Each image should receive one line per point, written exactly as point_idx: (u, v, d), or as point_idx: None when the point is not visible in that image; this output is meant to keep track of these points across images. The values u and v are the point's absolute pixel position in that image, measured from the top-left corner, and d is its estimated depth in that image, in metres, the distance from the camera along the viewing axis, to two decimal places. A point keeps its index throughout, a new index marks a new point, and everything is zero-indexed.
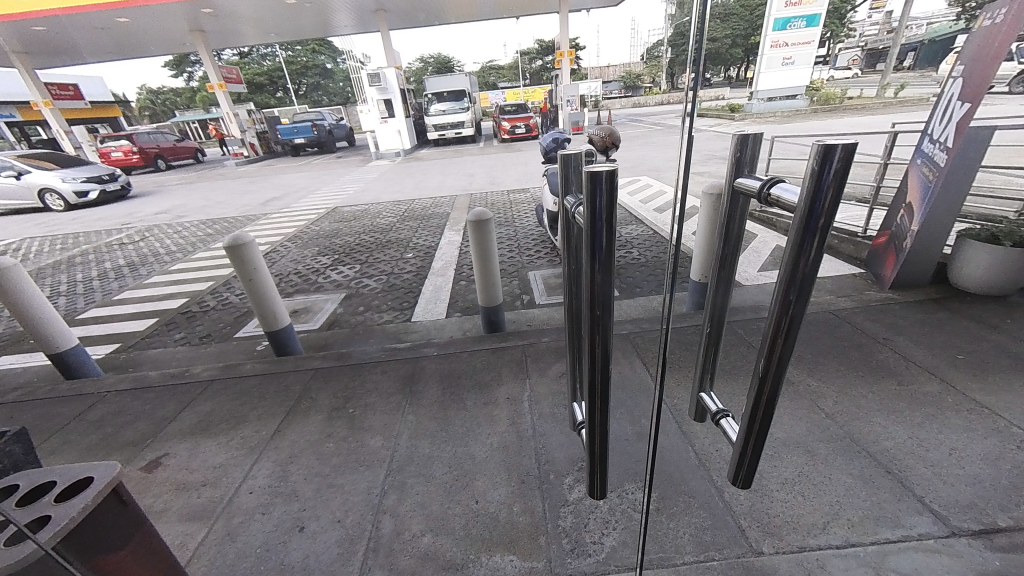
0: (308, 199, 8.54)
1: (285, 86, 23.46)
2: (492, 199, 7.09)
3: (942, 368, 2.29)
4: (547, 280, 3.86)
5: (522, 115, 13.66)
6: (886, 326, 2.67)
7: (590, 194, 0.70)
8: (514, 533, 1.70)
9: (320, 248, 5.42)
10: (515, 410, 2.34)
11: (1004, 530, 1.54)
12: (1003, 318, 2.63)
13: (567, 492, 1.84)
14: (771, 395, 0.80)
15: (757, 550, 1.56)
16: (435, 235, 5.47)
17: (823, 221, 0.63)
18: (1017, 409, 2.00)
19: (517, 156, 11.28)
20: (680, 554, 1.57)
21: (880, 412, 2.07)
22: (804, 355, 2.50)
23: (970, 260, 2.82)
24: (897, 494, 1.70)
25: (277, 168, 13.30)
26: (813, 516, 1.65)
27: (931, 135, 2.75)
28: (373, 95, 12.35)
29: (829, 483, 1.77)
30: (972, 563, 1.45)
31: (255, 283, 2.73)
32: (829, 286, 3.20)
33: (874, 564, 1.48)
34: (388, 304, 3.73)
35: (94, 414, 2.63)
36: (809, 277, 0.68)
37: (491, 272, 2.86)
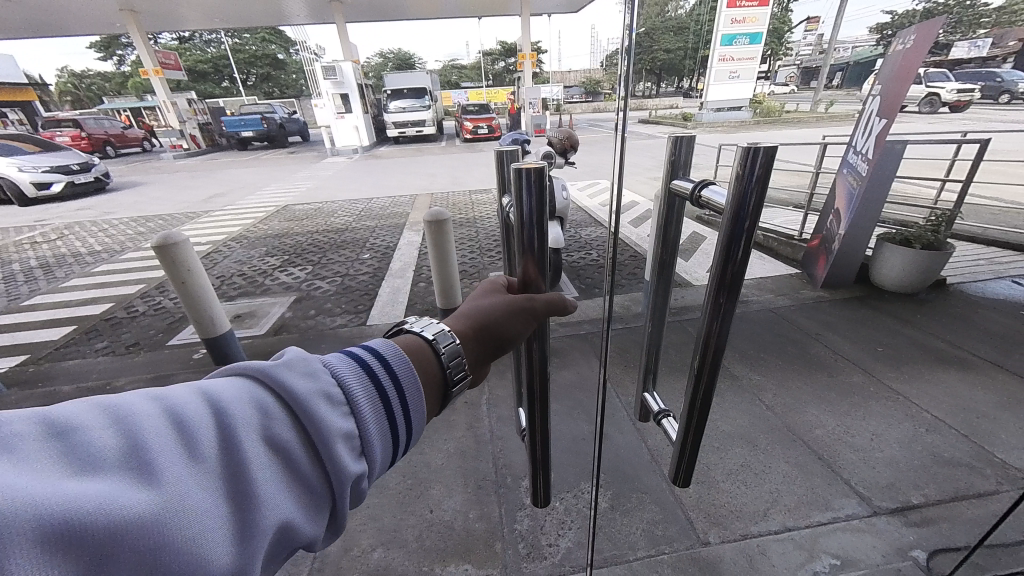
0: (256, 196, 8.05)
1: (231, 74, 21.92)
2: (454, 199, 6.99)
3: (865, 361, 2.53)
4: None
5: (486, 116, 13.64)
6: (816, 322, 2.91)
7: (517, 195, 0.72)
8: (470, 542, 1.68)
9: (269, 249, 5.11)
10: (474, 415, 2.32)
11: (917, 506, 1.72)
12: (912, 313, 2.95)
13: (524, 496, 1.85)
14: (706, 394, 0.84)
15: (704, 541, 1.64)
16: (394, 236, 5.32)
17: (749, 223, 0.67)
18: (924, 395, 2.25)
19: (480, 157, 11.23)
20: (633, 550, 1.62)
21: (812, 402, 2.26)
22: (746, 352, 2.67)
23: (889, 260, 3.14)
24: (828, 479, 1.85)
25: (224, 162, 12.43)
26: (755, 504, 1.77)
27: (855, 147, 3.04)
28: (329, 89, 11.81)
29: (768, 472, 1.90)
30: (890, 539, 1.61)
31: (188, 285, 2.54)
32: (767, 286, 3.45)
33: (807, 547, 1.60)
34: (342, 307, 3.59)
35: None
36: (738, 278, 0.73)
37: (450, 273, 2.84)
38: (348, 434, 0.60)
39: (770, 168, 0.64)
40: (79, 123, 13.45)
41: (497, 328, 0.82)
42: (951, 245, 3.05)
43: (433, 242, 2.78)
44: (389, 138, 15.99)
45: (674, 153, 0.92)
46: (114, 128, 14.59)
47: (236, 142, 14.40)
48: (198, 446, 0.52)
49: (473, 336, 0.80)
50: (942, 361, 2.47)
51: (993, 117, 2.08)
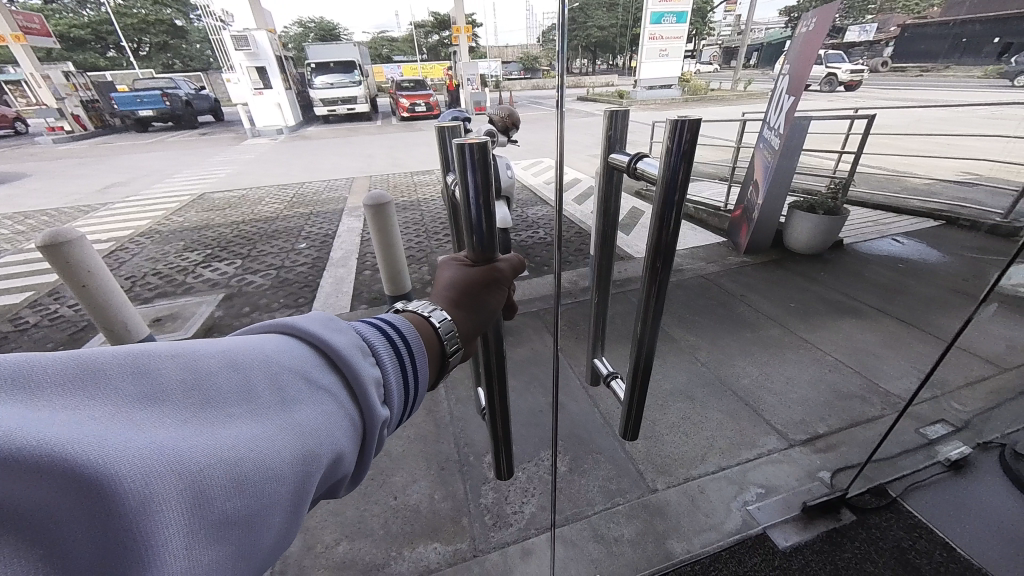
0: (165, 184, 7.13)
1: (116, 41, 18.83)
2: (395, 181, 6.67)
3: (782, 315, 2.84)
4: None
5: (423, 92, 13.04)
6: (742, 285, 3.21)
7: (461, 171, 0.70)
8: (437, 521, 1.70)
9: (187, 243, 4.58)
10: (433, 400, 2.31)
11: (823, 435, 2.00)
12: (817, 272, 3.34)
13: (487, 470, 1.89)
14: (647, 354, 0.90)
15: (653, 489, 1.80)
16: (332, 223, 5.01)
17: (677, 197, 0.71)
18: (828, 340, 2.60)
19: (419, 136, 10.77)
20: (591, 505, 1.74)
21: (740, 356, 2.51)
22: (684, 315, 2.89)
23: (798, 227, 3.51)
24: (753, 421, 2.09)
25: (120, 146, 10.82)
26: (695, 450, 1.96)
27: (768, 123, 3.29)
28: (241, 61, 10.54)
29: (705, 421, 2.10)
30: (803, 465, 1.87)
31: (89, 289, 2.23)
32: (699, 255, 3.72)
33: (738, 481, 1.82)
34: (280, 302, 3.35)
35: None
36: (671, 247, 0.78)
37: (397, 258, 2.74)
38: (379, 380, 0.64)
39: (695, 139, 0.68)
40: None
41: (473, 297, 0.82)
42: (847, 210, 3.45)
43: (375, 227, 2.66)
44: (318, 117, 14.77)
45: (611, 127, 0.91)
46: None
47: (134, 122, 12.54)
48: (256, 382, 0.51)
49: (457, 307, 0.80)
50: (842, 311, 2.85)
51: (877, 97, 2.35)
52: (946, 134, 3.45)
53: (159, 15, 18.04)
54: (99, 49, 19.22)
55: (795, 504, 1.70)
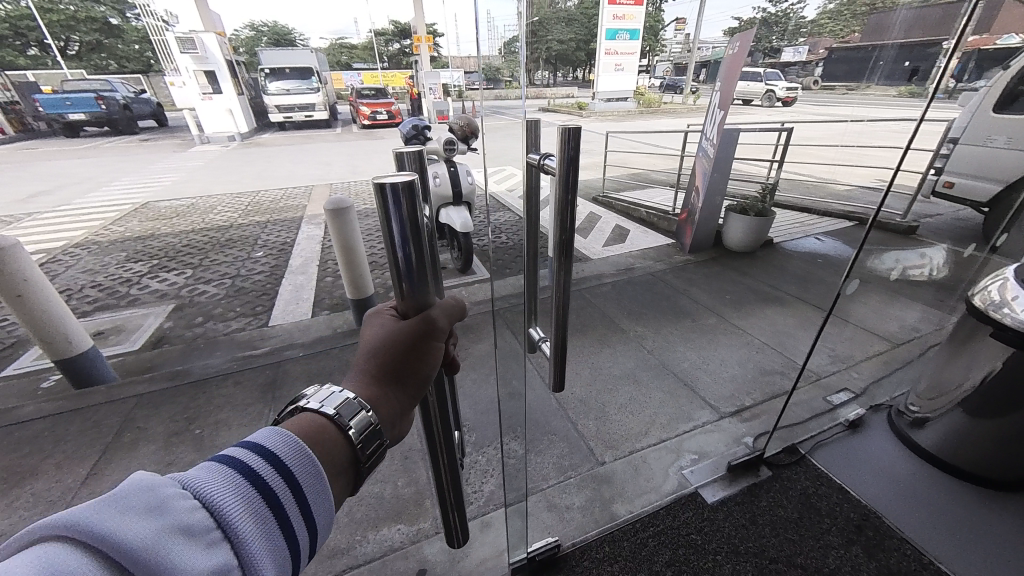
0: (101, 192, 6.58)
1: (40, 38, 17.24)
2: (355, 189, 6.51)
3: (724, 305, 3.03)
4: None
5: (384, 101, 12.83)
6: (687, 280, 3.40)
7: (383, 215, 0.60)
8: (401, 504, 1.69)
9: (128, 253, 4.25)
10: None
11: (748, 407, 2.16)
12: (753, 266, 3.60)
13: None
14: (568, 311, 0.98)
15: (601, 462, 1.87)
16: (290, 230, 4.82)
17: (570, 197, 0.82)
18: (763, 324, 2.79)
19: (380, 144, 10.56)
20: (545, 480, 1.78)
21: (679, 342, 2.65)
22: (635, 308, 3.01)
23: (732, 227, 3.77)
24: (689, 398, 2.22)
25: (45, 152, 9.83)
26: (638, 427, 2.05)
27: (705, 133, 3.44)
28: (188, 64, 9.96)
29: (651, 400, 2.20)
30: (730, 433, 2.01)
31: (26, 300, 2.08)
32: (651, 254, 3.90)
33: (675, 450, 1.93)
34: (236, 310, 3.19)
35: None
36: (570, 241, 0.88)
37: (359, 262, 2.68)
38: (224, 568, 0.47)
39: (580, 144, 0.79)
40: None
41: (399, 368, 0.72)
42: (773, 211, 3.72)
43: (334, 229, 2.58)
44: (272, 124, 14.16)
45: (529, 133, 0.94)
46: None
47: (60, 126, 11.38)
48: None
49: (382, 382, 0.72)
50: (776, 298, 3.09)
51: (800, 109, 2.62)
52: (854, 144, 3.87)
53: (91, 11, 16.63)
54: (21, 48, 17.54)
55: (721, 465, 1.84)
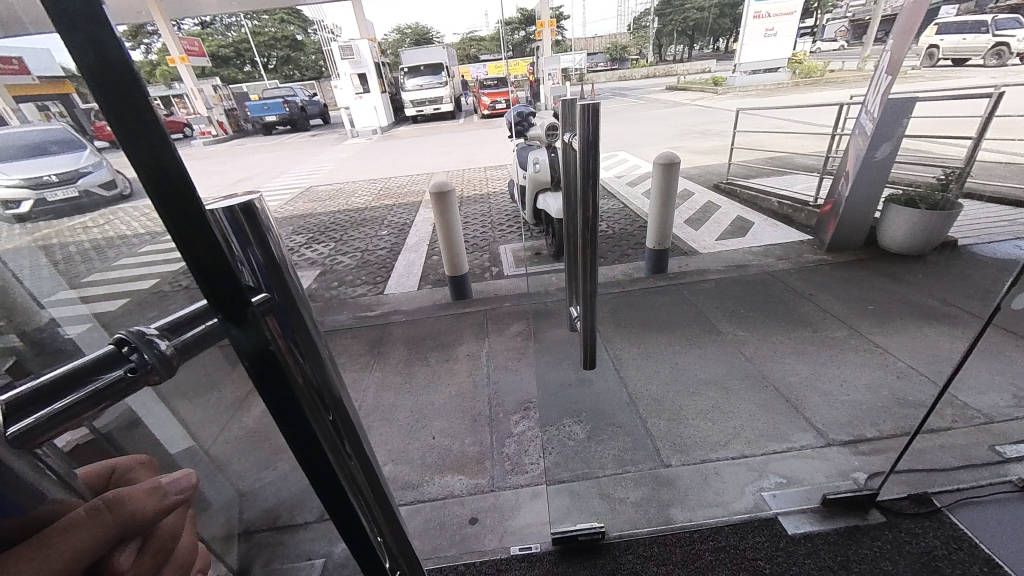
0: (282, 179, 8.24)
1: (254, 58, 22.15)
2: (468, 176, 6.96)
3: (861, 314, 2.47)
4: (516, 252, 3.90)
5: (503, 92, 13.44)
6: (816, 282, 2.84)
7: None
8: (463, 460, 1.84)
9: (293, 227, 5.27)
10: (475, 364, 2.42)
11: (870, 439, 1.75)
12: (918, 271, 2.83)
13: (513, 426, 1.98)
14: (591, 284, 1.06)
15: (666, 463, 1.73)
16: (410, 213, 5.40)
17: (590, 163, 0.90)
18: (916, 344, 2.20)
19: (496, 134, 11.03)
20: (601, 469, 1.73)
21: (790, 352, 2.25)
22: (739, 309, 2.65)
23: (892, 222, 2.99)
24: (791, 416, 1.89)
25: (249, 148, 12.64)
26: (718, 435, 1.83)
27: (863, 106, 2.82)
28: (348, 70, 11.76)
29: (737, 410, 1.94)
30: (838, 463, 1.66)
31: None
32: (774, 250, 3.35)
33: (759, 469, 1.68)
34: (360, 278, 3.73)
35: None
36: (592, 214, 0.96)
37: (456, 241, 2.88)
38: None
39: (601, 123, 0.86)
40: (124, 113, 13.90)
41: None
42: (959, 204, 2.86)
43: (438, 212, 2.80)
44: (406, 120, 15.88)
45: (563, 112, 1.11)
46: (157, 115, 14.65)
47: (260, 127, 14.49)
48: None
49: None
50: (947, 313, 2.39)
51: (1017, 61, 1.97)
52: None
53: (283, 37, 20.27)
54: (240, 67, 22.75)
55: (816, 496, 1.55)
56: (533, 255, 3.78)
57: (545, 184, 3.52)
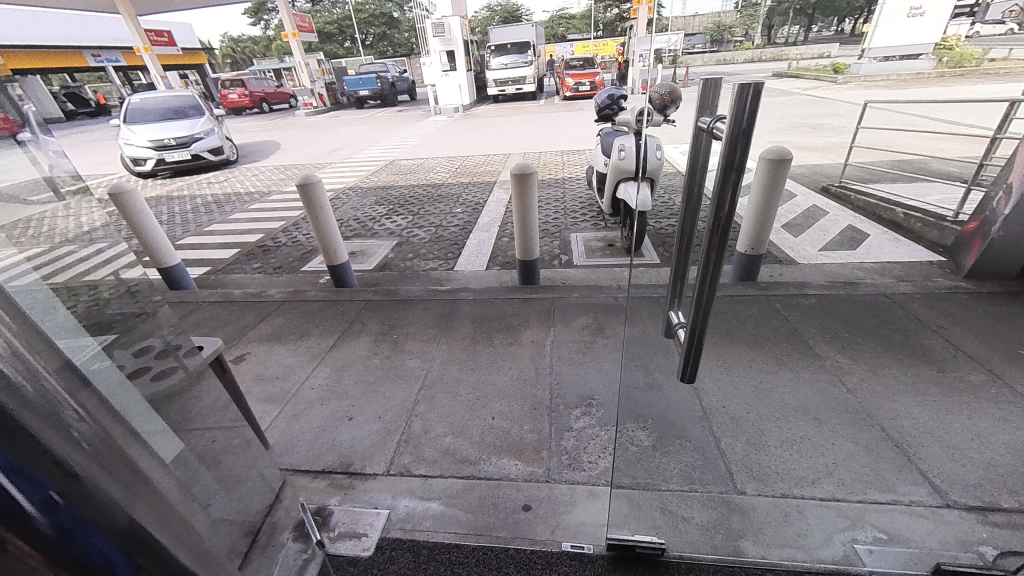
0: (370, 151, 8.78)
1: (353, 33, 23.58)
2: (544, 160, 6.88)
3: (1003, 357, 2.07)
4: (587, 242, 3.82)
5: (589, 72, 12.97)
6: (944, 313, 2.42)
7: None
8: (521, 445, 1.89)
9: (377, 198, 5.63)
10: (538, 351, 2.45)
11: (1002, 509, 1.48)
12: None
13: (573, 421, 1.98)
14: (711, 287, 0.96)
15: (740, 490, 1.63)
16: (485, 192, 5.50)
17: (739, 157, 0.82)
18: None
19: (576, 116, 10.74)
20: (666, 482, 1.67)
21: (901, 390, 1.96)
22: (840, 333, 2.36)
23: None
24: (897, 464, 1.66)
25: (343, 120, 13.61)
26: (803, 470, 1.68)
27: None
28: (437, 47, 12.06)
29: (827, 446, 1.76)
30: (952, 530, 1.44)
31: (319, 220, 3.00)
32: (892, 270, 2.92)
33: (851, 516, 1.51)
34: (434, 252, 3.90)
35: (191, 316, 3.08)
36: (731, 213, 0.86)
37: (530, 226, 2.88)
38: None
39: (759, 110, 0.76)
40: (244, 83, 15.63)
41: None
42: None
43: (517, 196, 2.81)
44: (487, 99, 16.01)
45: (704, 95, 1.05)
46: (270, 87, 16.44)
47: (354, 100, 15.51)
48: None
49: None
50: None
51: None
52: None
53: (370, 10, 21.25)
54: (341, 43, 24.39)
55: (923, 563, 1.36)
56: (606, 247, 3.69)
57: (628, 174, 3.36)
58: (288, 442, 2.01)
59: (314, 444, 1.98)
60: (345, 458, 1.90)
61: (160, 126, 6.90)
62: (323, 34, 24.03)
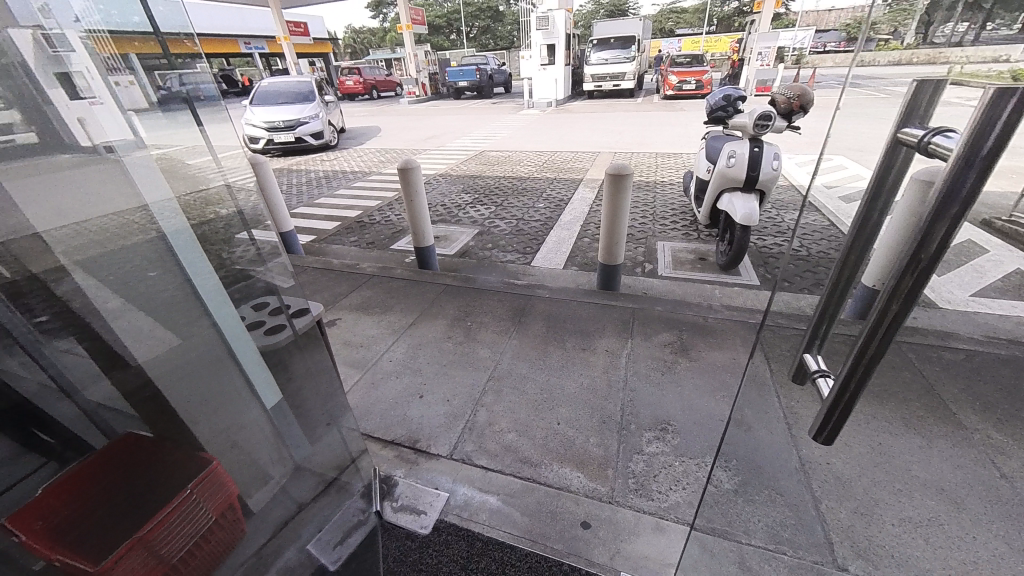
0: (462, 140, 9.15)
1: (460, 26, 24.65)
2: (636, 161, 6.59)
3: None
4: (675, 253, 3.60)
5: (696, 70, 12.12)
6: None
7: None
8: (585, 458, 1.85)
9: (464, 186, 5.87)
10: (611, 362, 2.38)
11: None
12: None
13: (644, 444, 1.90)
14: (882, 343, 0.76)
15: (840, 565, 1.42)
16: (569, 190, 5.45)
17: (971, 180, 0.62)
18: None
19: (675, 117, 10.13)
20: (748, 536, 1.53)
21: None
22: (993, 403, 1.94)
23: None
24: None
25: (441, 109, 14.34)
26: (929, 561, 1.41)
27: None
28: (539, 40, 12.11)
29: (963, 539, 1.46)
30: None
31: (412, 202, 3.19)
32: None
33: None
34: (514, 245, 3.97)
35: (298, 279, 3.50)
36: (937, 255, 0.66)
37: (617, 231, 2.80)
38: None
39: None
40: (360, 71, 17.18)
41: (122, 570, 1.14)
42: None
43: (609, 197, 2.73)
44: (581, 94, 15.76)
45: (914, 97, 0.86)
46: (381, 76, 17.97)
47: (453, 91, 16.26)
48: None
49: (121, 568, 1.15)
50: None
51: None
52: None
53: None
54: (447, 35, 25.62)
55: None
56: (697, 261, 3.47)
57: (734, 184, 3.08)
58: (367, 408, 2.20)
59: (388, 415, 2.14)
60: (413, 434, 2.03)
61: (273, 110, 7.76)
62: (432, 26, 25.39)
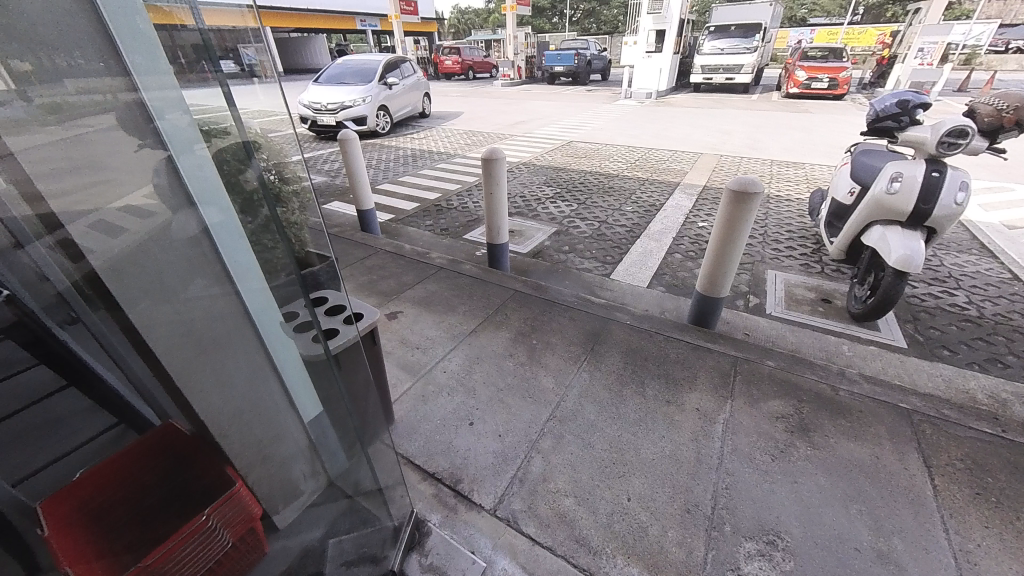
0: (551, 128, 9.02)
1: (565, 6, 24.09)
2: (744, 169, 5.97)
3: None
4: (790, 288, 3.27)
5: (830, 66, 10.61)
6: None
7: None
8: (660, 558, 1.63)
9: (547, 178, 5.80)
10: (701, 427, 2.17)
11: None
12: None
13: (742, 559, 1.63)
14: None
15: None
16: (661, 195, 5.10)
17: None
18: None
19: (794, 120, 9.03)
20: None
21: None
22: None
23: None
24: None
25: (534, 93, 14.26)
26: None
27: None
28: (648, 24, 11.39)
29: None
30: None
31: (494, 197, 3.20)
32: None
33: None
34: (593, 252, 3.84)
35: (372, 261, 3.71)
36: None
37: (729, 259, 2.54)
38: None
39: None
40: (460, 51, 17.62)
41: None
42: None
43: (727, 218, 2.47)
44: (684, 86, 14.70)
45: None
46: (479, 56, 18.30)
47: (547, 75, 16.06)
48: None
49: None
50: None
51: None
52: None
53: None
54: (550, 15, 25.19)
55: None
56: (819, 301, 3.12)
57: (893, 216, 2.66)
58: (415, 424, 2.24)
59: (432, 439, 2.15)
60: (457, 471, 1.99)
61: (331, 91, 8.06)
62: (537, 4, 25.03)
